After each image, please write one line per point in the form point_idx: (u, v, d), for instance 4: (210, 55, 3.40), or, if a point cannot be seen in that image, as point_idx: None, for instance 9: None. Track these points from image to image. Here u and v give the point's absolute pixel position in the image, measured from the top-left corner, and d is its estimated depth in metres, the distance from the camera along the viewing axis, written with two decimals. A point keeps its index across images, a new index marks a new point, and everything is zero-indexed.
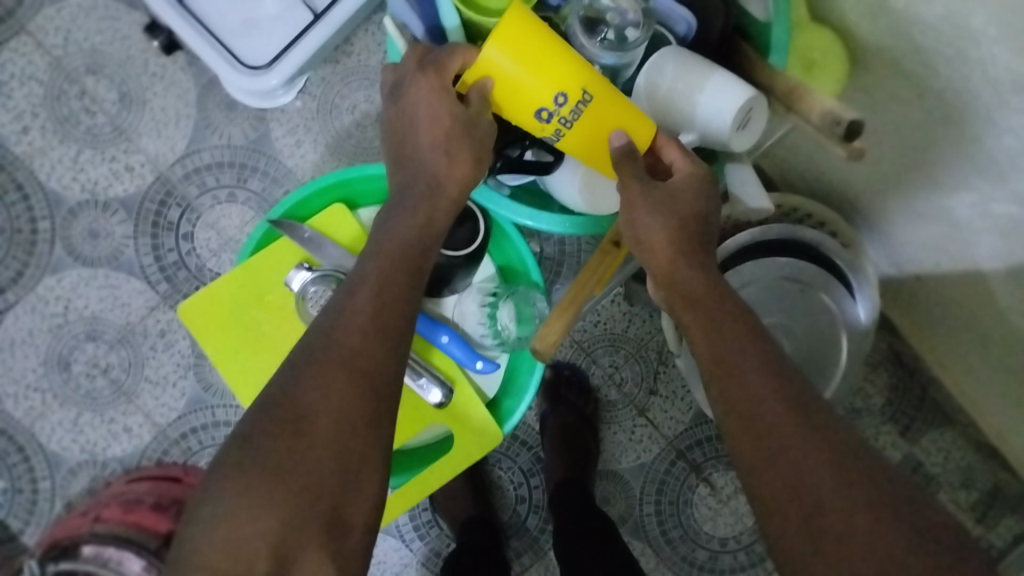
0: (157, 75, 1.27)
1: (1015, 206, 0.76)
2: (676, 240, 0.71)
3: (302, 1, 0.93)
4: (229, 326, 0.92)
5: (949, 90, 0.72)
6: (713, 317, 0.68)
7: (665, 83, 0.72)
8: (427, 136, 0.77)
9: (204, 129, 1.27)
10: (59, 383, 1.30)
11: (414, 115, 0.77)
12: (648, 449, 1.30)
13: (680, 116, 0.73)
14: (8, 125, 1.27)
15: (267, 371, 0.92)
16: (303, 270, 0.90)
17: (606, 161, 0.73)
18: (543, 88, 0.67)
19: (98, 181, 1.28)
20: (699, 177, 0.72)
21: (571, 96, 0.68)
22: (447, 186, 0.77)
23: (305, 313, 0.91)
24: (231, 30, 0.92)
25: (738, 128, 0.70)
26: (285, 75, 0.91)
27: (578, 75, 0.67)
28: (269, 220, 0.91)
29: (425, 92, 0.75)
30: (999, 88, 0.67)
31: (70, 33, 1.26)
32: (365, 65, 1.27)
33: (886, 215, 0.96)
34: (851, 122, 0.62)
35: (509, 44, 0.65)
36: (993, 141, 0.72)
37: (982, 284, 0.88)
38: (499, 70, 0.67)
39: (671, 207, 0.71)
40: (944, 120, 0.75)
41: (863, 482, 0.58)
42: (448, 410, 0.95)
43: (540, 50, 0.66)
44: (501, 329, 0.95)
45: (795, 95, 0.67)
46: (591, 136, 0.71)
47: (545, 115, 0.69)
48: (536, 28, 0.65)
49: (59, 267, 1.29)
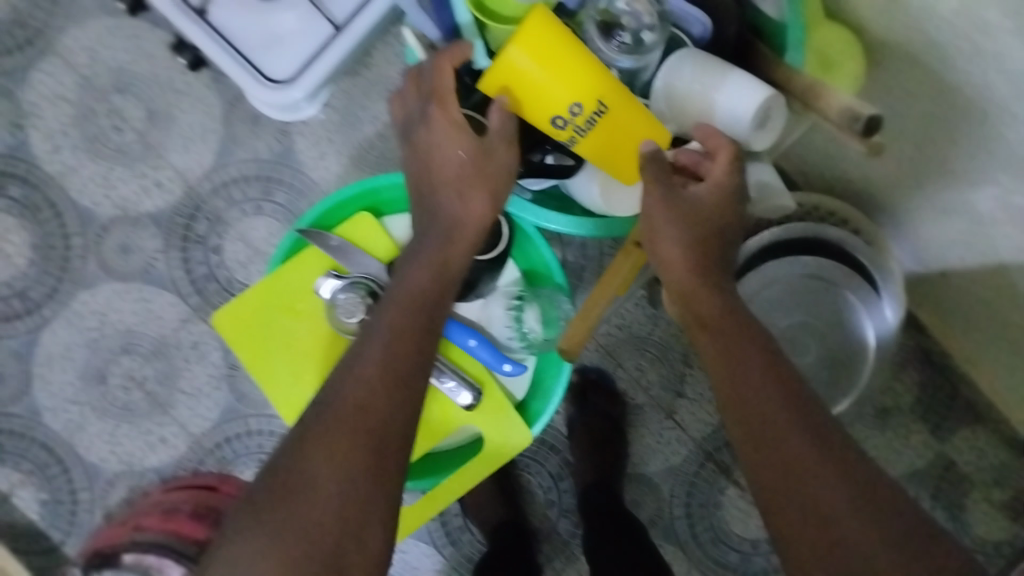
0: (183, 92, 1.29)
1: None
2: (694, 262, 0.72)
3: (322, 14, 0.94)
4: (262, 336, 0.94)
5: (967, 84, 0.71)
6: (730, 344, 0.71)
7: (682, 84, 0.73)
8: (446, 170, 0.79)
9: (231, 143, 1.29)
10: (96, 396, 1.33)
11: (430, 149, 0.79)
12: (676, 451, 1.30)
13: (696, 116, 0.74)
14: (41, 145, 1.30)
15: (303, 380, 0.94)
16: (333, 278, 0.92)
17: (616, 167, 0.74)
18: (560, 95, 0.68)
19: (129, 197, 1.31)
20: (725, 191, 0.72)
21: (587, 106, 0.68)
22: (466, 230, 0.80)
23: (336, 322, 0.92)
24: (254, 45, 0.94)
25: (757, 127, 0.72)
26: (308, 88, 0.93)
27: (593, 83, 0.68)
28: (298, 230, 0.93)
29: (443, 123, 0.78)
30: (1017, 80, 0.67)
31: (98, 53, 1.29)
32: (385, 75, 1.27)
33: (908, 211, 0.96)
34: (870, 117, 0.63)
35: (527, 53, 0.66)
36: (1014, 132, 0.72)
37: (1009, 276, 0.88)
38: (518, 75, 0.67)
39: (691, 225, 0.72)
40: (964, 113, 0.75)
41: (869, 510, 0.62)
42: (477, 412, 0.96)
43: (561, 57, 0.66)
44: (528, 332, 0.98)
45: (813, 92, 0.68)
46: (602, 144, 0.72)
47: (559, 122, 0.70)
48: (559, 35, 0.66)
49: (93, 282, 1.32)
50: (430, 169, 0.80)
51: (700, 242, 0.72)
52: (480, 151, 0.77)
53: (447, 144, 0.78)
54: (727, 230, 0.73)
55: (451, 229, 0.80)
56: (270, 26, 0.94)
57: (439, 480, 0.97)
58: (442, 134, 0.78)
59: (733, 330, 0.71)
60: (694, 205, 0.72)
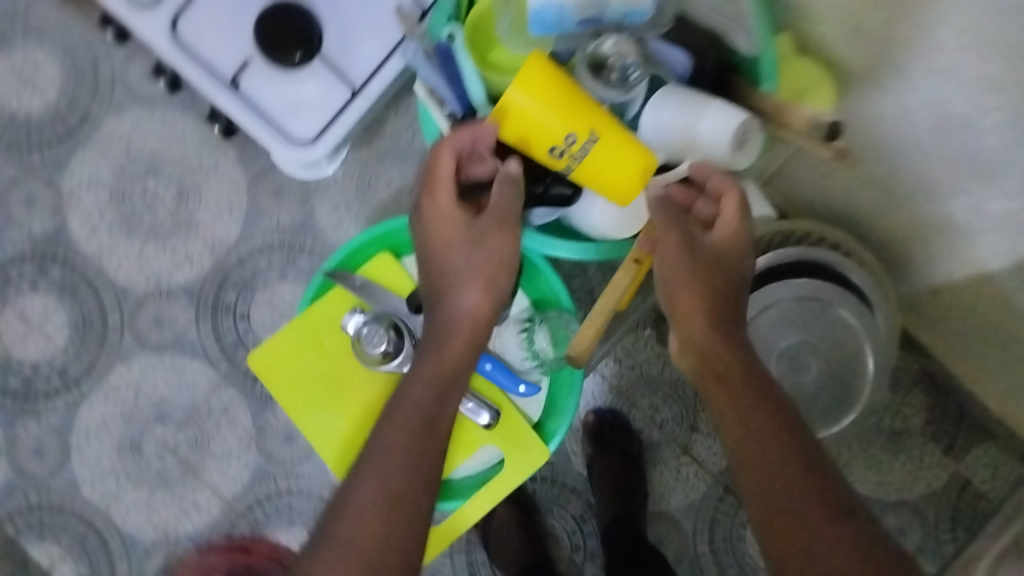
0: (210, 171, 1.38)
1: (1006, 200, 0.81)
2: (711, 314, 0.77)
3: (341, 76, 0.94)
4: (295, 374, 1.00)
5: (927, 101, 0.78)
6: (742, 391, 0.75)
7: (666, 117, 0.78)
8: (443, 259, 0.86)
9: (255, 215, 1.38)
10: (132, 465, 1.39)
11: (428, 242, 0.87)
12: (696, 487, 1.32)
13: (682, 145, 0.78)
14: (79, 228, 1.39)
15: (337, 413, 0.99)
16: (357, 313, 0.97)
17: (613, 196, 0.78)
18: (557, 126, 0.73)
19: (161, 272, 1.39)
20: (737, 234, 0.77)
21: (581, 136, 0.74)
22: (468, 325, 0.86)
23: (362, 353, 0.96)
24: (279, 110, 0.95)
25: (738, 150, 0.76)
26: (331, 146, 0.94)
27: (587, 116, 0.74)
28: (324, 272, 0.99)
29: (434, 211, 0.86)
30: (970, 92, 0.73)
31: (132, 140, 1.39)
32: (397, 144, 1.36)
33: (897, 231, 1.02)
34: (832, 121, 0.68)
35: (526, 89, 0.72)
36: (975, 141, 0.78)
37: (994, 283, 0.93)
38: (518, 109, 0.73)
39: (709, 275, 0.76)
40: (929, 129, 0.81)
41: (863, 546, 0.68)
42: (497, 432, 1.01)
43: (557, 91, 0.73)
44: (539, 350, 1.01)
45: (785, 110, 0.73)
46: (598, 174, 0.77)
47: (557, 152, 0.75)
48: (556, 73, 0.72)
49: (128, 354, 1.38)
50: (434, 259, 0.87)
51: (715, 296, 0.77)
52: (473, 238, 0.84)
53: (442, 236, 0.86)
54: (738, 280, 0.78)
55: (453, 327, 0.86)
56: (293, 91, 0.95)
57: (463, 502, 1.02)
58: (435, 225, 0.86)
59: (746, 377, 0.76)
60: (712, 253, 0.77)
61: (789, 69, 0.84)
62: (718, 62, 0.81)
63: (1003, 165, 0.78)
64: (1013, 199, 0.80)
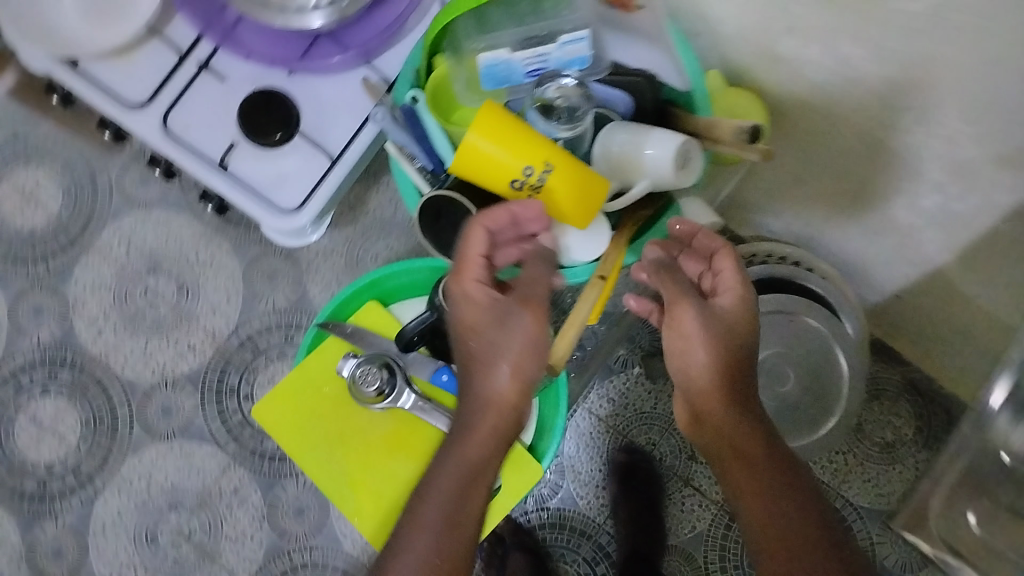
0: (206, 262, 1.46)
1: (936, 194, 0.87)
2: (728, 390, 0.78)
3: (320, 146, 0.97)
4: (296, 421, 1.04)
5: (849, 111, 0.86)
6: (772, 466, 0.76)
7: (615, 147, 0.85)
8: (473, 342, 0.80)
9: (252, 300, 1.44)
10: (149, 555, 1.42)
11: (454, 325, 0.81)
12: (702, 516, 1.35)
13: (633, 171, 0.84)
14: (85, 329, 1.46)
15: (338, 454, 1.03)
16: (350, 357, 1.01)
17: (575, 219, 0.81)
18: (513, 160, 0.78)
19: (166, 363, 1.45)
20: (749, 310, 0.81)
21: (538, 167, 0.78)
22: (497, 409, 0.79)
23: (359, 395, 1.00)
24: (263, 183, 0.97)
25: (682, 168, 0.82)
26: (315, 213, 0.96)
27: (540, 146, 0.78)
28: (317, 324, 1.03)
29: (461, 292, 0.81)
30: (883, 96, 0.80)
31: (131, 241, 1.47)
32: (382, 218, 1.44)
33: (851, 241, 1.08)
34: (753, 126, 0.77)
35: (480, 132, 0.77)
36: (897, 141, 0.85)
37: (945, 277, 0.99)
38: (476, 152, 0.78)
39: (726, 342, 0.79)
40: (857, 137, 0.89)
41: None
42: None
43: (509, 130, 0.77)
44: None
45: (715, 126, 0.82)
46: (559, 200, 0.80)
47: (518, 185, 0.80)
48: (505, 115, 0.78)
49: (139, 446, 1.43)
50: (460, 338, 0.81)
51: (733, 367, 0.78)
52: (499, 315, 0.79)
53: (469, 318, 0.80)
54: (752, 352, 0.80)
55: (479, 408, 0.80)
56: (276, 166, 0.97)
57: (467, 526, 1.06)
58: (464, 306, 0.80)
59: (772, 450, 0.77)
60: (725, 317, 0.80)
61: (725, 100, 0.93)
62: (656, 98, 0.89)
63: (925, 161, 0.85)
64: (941, 192, 0.87)
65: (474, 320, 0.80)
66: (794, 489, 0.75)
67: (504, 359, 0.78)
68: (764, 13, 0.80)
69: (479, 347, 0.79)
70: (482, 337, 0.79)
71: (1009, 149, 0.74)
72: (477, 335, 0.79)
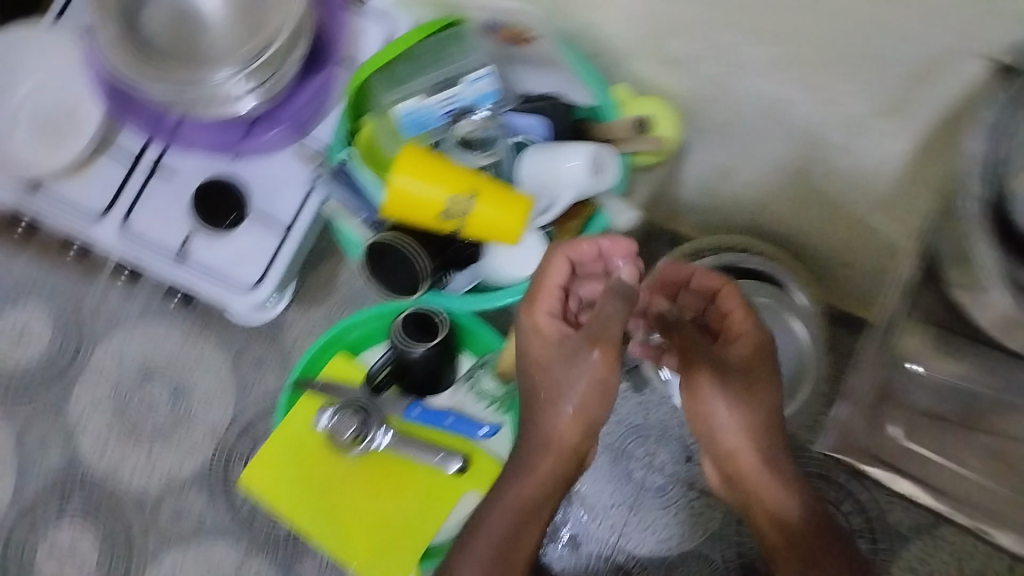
0: (195, 363, 1.51)
1: (843, 158, 0.93)
2: (756, 449, 0.88)
3: (268, 220, 1.04)
4: (284, 481, 1.07)
5: (747, 95, 0.92)
6: (789, 494, 0.89)
7: (535, 162, 0.90)
8: (535, 378, 0.85)
9: (244, 391, 1.49)
10: None
11: (523, 355, 0.87)
12: (711, 516, 1.33)
13: (554, 182, 0.89)
14: (90, 449, 1.50)
15: (329, 506, 1.06)
16: (325, 410, 1.05)
17: (505, 238, 0.86)
18: (436, 193, 0.83)
19: (171, 468, 1.48)
20: (760, 354, 0.88)
21: (462, 196, 0.84)
22: (556, 452, 0.86)
23: (338, 443, 1.05)
24: (221, 263, 1.03)
25: (598, 174, 0.89)
26: (276, 284, 1.03)
27: (460, 178, 0.84)
28: (287, 384, 1.05)
29: (531, 322, 0.86)
30: (769, 74, 0.87)
31: (122, 356, 1.52)
32: (356, 290, 1.49)
33: (789, 218, 1.12)
34: (643, 117, 0.92)
35: (402, 172, 0.83)
36: (794, 116, 0.91)
37: (877, 236, 1.04)
38: (400, 191, 0.83)
39: (749, 396, 0.87)
40: (761, 118, 0.95)
41: None
42: (471, 474, 1.04)
43: (429, 167, 0.83)
44: (491, 393, 1.08)
45: (614, 128, 0.94)
46: (487, 225, 0.85)
47: (445, 216, 0.85)
48: (423, 154, 0.84)
49: (157, 555, 1.46)
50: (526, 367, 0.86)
51: (761, 421, 0.87)
52: (567, 354, 0.83)
53: (536, 347, 0.86)
54: (777, 402, 0.88)
55: (534, 458, 0.86)
56: (230, 245, 1.03)
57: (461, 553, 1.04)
58: (534, 339, 0.86)
59: (789, 479, 0.89)
60: (744, 367, 0.87)
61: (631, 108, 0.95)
62: (569, 122, 0.97)
63: (823, 129, 0.90)
64: (846, 156, 0.92)
65: (540, 351, 0.86)
66: (807, 511, 0.89)
67: (562, 401, 0.83)
68: (649, 20, 0.89)
69: (541, 375, 0.85)
70: (545, 379, 0.84)
71: (888, 101, 0.79)
72: (540, 363, 0.85)
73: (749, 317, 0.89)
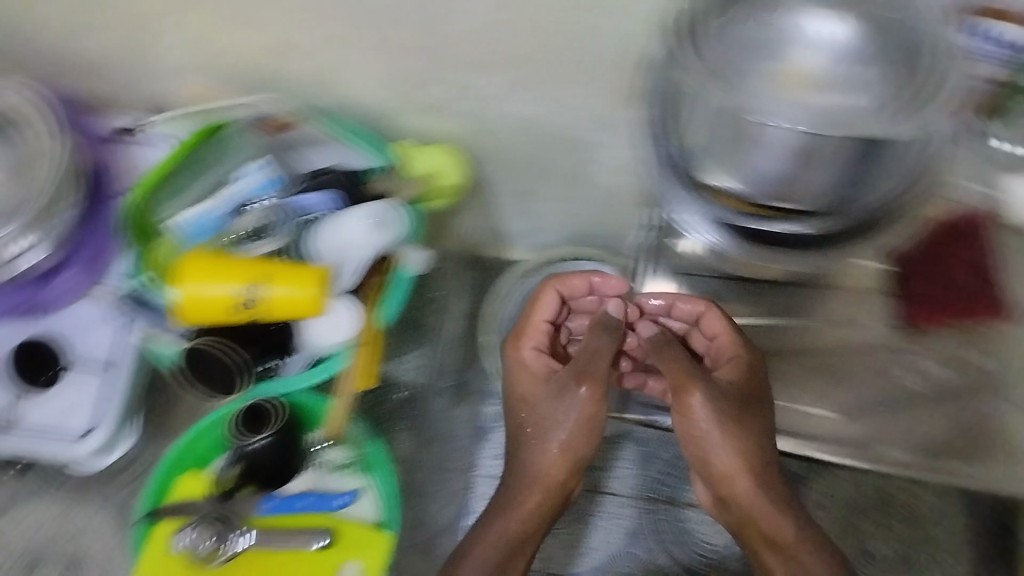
0: None
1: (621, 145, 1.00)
2: (749, 468, 0.90)
3: (85, 365, 0.95)
4: None
5: (515, 120, 1.00)
6: (775, 509, 0.91)
7: (322, 235, 0.90)
8: (524, 414, 0.98)
9: None
10: None
11: (512, 391, 1.00)
12: (622, 514, 1.21)
13: (343, 251, 0.90)
14: None
15: None
16: (179, 535, 0.86)
17: (298, 313, 0.88)
18: (215, 289, 0.85)
19: None
20: (751, 375, 0.94)
21: (241, 285, 0.86)
22: (543, 486, 0.96)
23: (216, 562, 0.87)
24: (43, 424, 0.93)
25: (382, 229, 0.90)
26: (110, 424, 0.94)
27: (236, 269, 0.86)
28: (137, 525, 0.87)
29: (516, 359, 1.01)
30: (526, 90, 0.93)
31: None
32: None
33: (597, 218, 1.24)
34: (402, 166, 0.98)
35: (179, 279, 0.85)
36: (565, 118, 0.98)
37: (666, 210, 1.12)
38: (181, 297, 0.85)
39: (739, 416, 0.90)
40: (538, 134, 1.02)
41: None
42: (340, 543, 0.88)
43: (204, 268, 0.86)
44: (338, 461, 0.93)
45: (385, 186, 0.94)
46: (276, 305, 0.87)
47: (233, 309, 0.86)
48: (199, 258, 0.87)
49: None
50: (517, 402, 0.99)
51: (749, 446, 0.90)
52: (557, 390, 0.95)
53: (519, 388, 0.99)
54: (766, 423, 0.92)
55: (529, 469, 0.96)
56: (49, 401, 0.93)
57: None
58: (520, 379, 1.00)
59: (767, 491, 0.91)
60: (730, 393, 0.91)
61: (417, 159, 1.00)
62: (353, 184, 0.93)
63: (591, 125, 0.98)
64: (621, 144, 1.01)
65: (521, 406, 0.99)
66: (790, 519, 0.90)
67: (557, 434, 0.94)
68: (399, 77, 0.96)
69: (535, 417, 0.96)
70: (538, 422, 0.96)
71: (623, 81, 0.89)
72: (521, 409, 0.99)
73: (740, 342, 0.97)
